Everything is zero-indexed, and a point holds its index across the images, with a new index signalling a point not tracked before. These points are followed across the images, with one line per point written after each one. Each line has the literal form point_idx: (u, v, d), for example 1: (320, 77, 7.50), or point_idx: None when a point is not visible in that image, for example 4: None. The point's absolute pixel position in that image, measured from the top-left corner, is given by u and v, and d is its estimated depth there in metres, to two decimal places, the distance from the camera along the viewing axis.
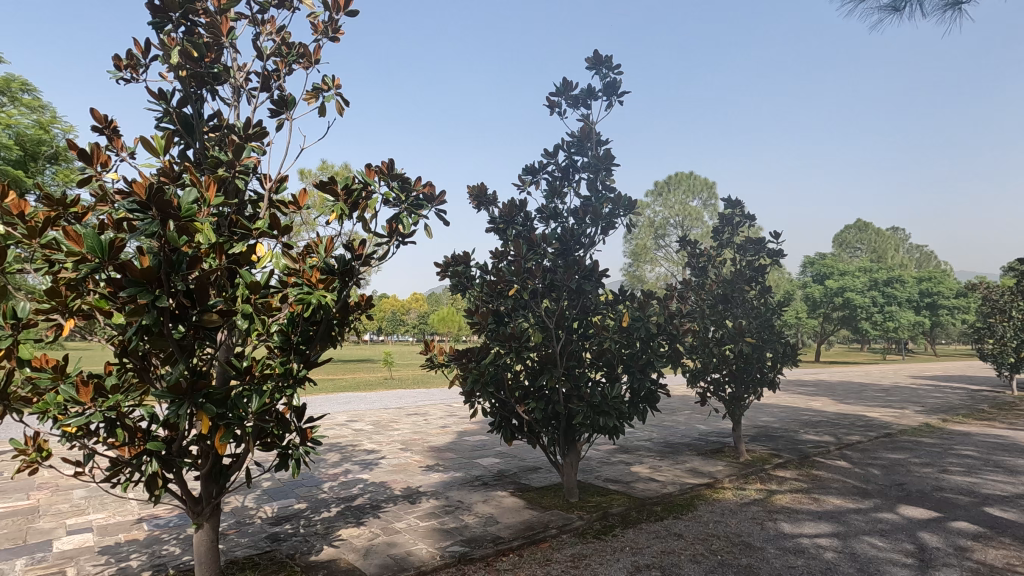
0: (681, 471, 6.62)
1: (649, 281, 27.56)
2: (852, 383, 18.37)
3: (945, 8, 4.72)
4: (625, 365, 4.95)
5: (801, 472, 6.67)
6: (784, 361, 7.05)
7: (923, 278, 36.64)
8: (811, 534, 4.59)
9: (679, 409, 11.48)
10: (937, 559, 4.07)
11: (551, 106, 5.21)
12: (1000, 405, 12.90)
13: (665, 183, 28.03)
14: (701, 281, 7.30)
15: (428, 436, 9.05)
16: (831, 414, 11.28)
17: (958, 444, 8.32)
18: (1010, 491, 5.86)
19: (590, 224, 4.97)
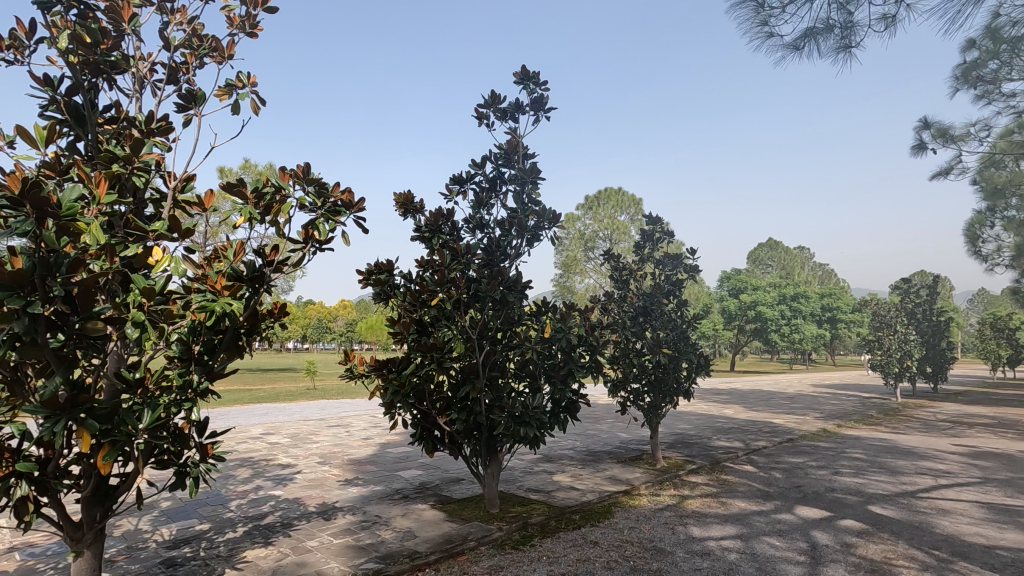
0: (601, 479, 6.78)
1: (578, 292, 28.20)
2: (761, 392, 19.60)
3: (838, 51, 5.18)
4: (547, 376, 5.07)
5: (711, 477, 7.02)
6: (698, 371, 7.40)
7: (825, 294, 39.72)
8: (718, 537, 4.82)
9: (602, 418, 11.79)
10: (826, 556, 4.39)
11: (479, 117, 5.22)
12: (886, 410, 14.19)
13: (595, 197, 28.94)
14: (623, 294, 7.53)
15: (349, 448, 8.75)
16: (741, 420, 11.97)
17: (849, 448, 9.07)
18: (890, 490, 6.46)
19: (516, 235, 5.00)
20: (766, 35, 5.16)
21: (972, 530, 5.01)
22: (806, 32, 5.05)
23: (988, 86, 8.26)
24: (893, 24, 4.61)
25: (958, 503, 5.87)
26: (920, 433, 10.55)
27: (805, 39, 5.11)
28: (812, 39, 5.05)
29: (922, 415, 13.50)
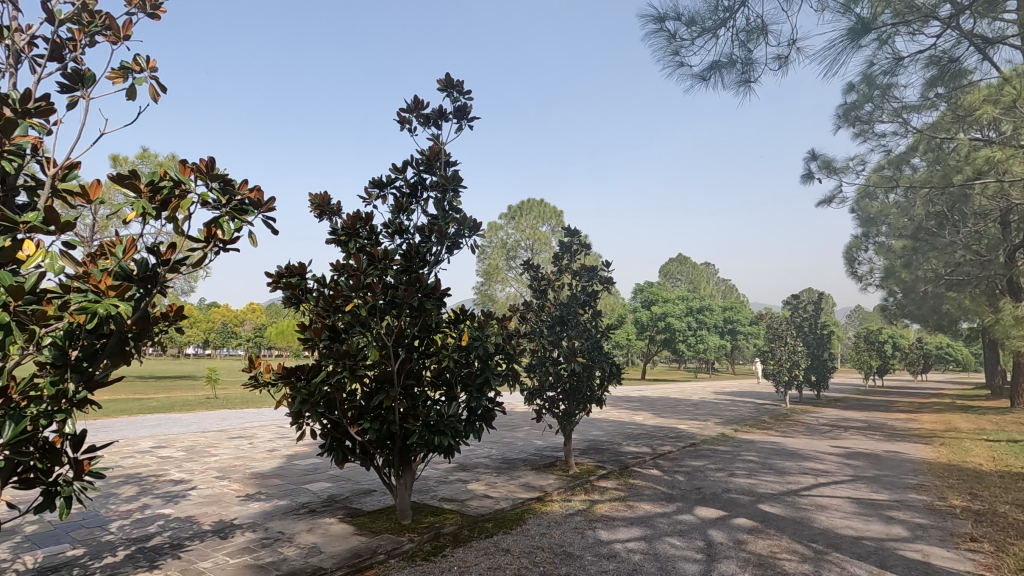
0: (515, 487, 6.84)
1: (499, 301, 28.38)
2: (668, 399, 20.65)
3: (740, 85, 5.63)
4: (464, 384, 5.03)
5: (620, 482, 7.31)
6: (611, 379, 7.67)
7: (728, 307, 42.65)
8: (623, 539, 5.02)
9: (518, 426, 11.91)
10: (720, 553, 4.70)
11: (402, 122, 5.14)
12: (777, 416, 15.44)
13: (518, 208, 29.38)
14: (541, 303, 7.66)
15: (252, 461, 8.23)
16: (649, 427, 12.55)
17: (744, 451, 9.78)
18: (777, 489, 7.03)
19: (435, 242, 4.94)
20: (677, 64, 5.50)
21: (843, 523, 5.57)
22: (712, 64, 5.45)
23: (863, 126, 9.30)
24: (785, 64, 5.09)
25: (833, 500, 6.50)
26: (804, 437, 11.58)
27: (711, 71, 5.51)
28: (717, 72, 5.46)
29: (806, 419, 14.84)
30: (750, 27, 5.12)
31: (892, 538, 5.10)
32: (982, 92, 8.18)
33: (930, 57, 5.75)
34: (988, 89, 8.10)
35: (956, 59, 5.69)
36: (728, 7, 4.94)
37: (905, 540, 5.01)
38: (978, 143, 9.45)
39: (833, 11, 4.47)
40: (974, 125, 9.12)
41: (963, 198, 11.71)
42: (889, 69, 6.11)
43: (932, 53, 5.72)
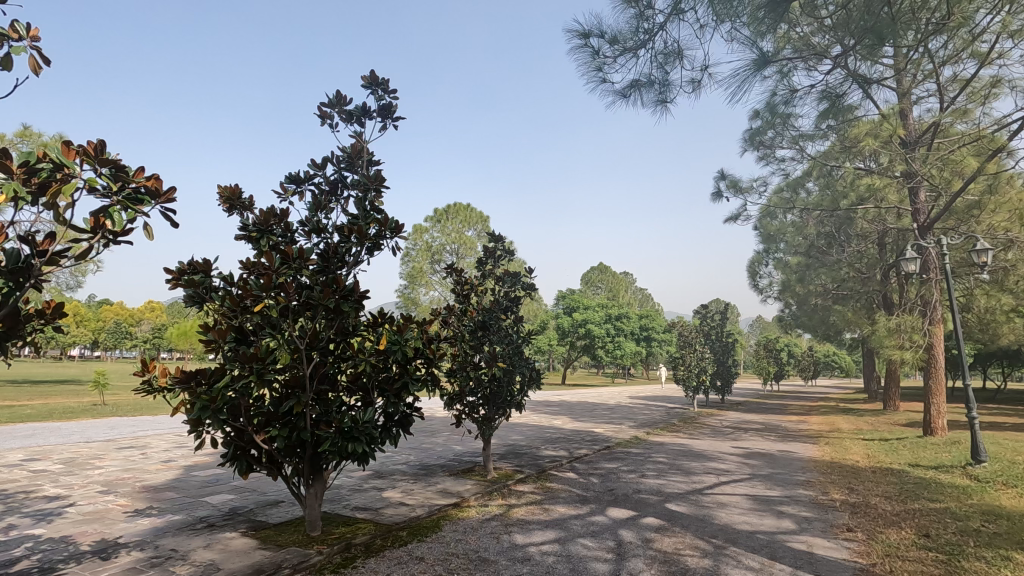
0: (432, 493, 6.74)
1: (422, 304, 27.93)
2: (586, 403, 21.25)
3: (657, 105, 5.92)
4: (380, 389, 4.86)
5: (537, 486, 7.41)
6: (530, 384, 7.81)
7: (644, 315, 44.57)
8: (538, 542, 5.09)
9: (438, 432, 11.78)
10: (629, 551, 4.88)
11: (322, 116, 4.93)
12: (685, 419, 16.34)
13: (444, 211, 29.16)
14: (464, 308, 7.60)
15: (143, 473, 7.55)
16: (567, 431, 12.84)
17: (655, 453, 10.26)
18: (683, 488, 7.43)
19: (355, 243, 4.76)
20: (600, 80, 5.69)
21: (741, 519, 5.97)
22: (632, 82, 5.69)
23: (766, 150, 10.07)
24: (698, 88, 5.41)
25: (733, 497, 6.96)
26: (709, 438, 12.32)
27: (632, 89, 5.75)
28: (637, 91, 5.70)
29: (712, 422, 15.81)
30: (667, 50, 5.41)
31: (783, 531, 5.53)
32: (865, 126, 9.13)
33: (822, 91, 6.33)
34: (869, 124, 9.06)
35: (844, 95, 6.30)
36: (648, 30, 5.18)
37: (793, 533, 5.46)
38: (861, 171, 10.53)
39: (741, 43, 4.81)
40: (858, 155, 10.14)
41: (847, 221, 12.99)
42: (788, 99, 6.67)
43: (824, 89, 6.31)
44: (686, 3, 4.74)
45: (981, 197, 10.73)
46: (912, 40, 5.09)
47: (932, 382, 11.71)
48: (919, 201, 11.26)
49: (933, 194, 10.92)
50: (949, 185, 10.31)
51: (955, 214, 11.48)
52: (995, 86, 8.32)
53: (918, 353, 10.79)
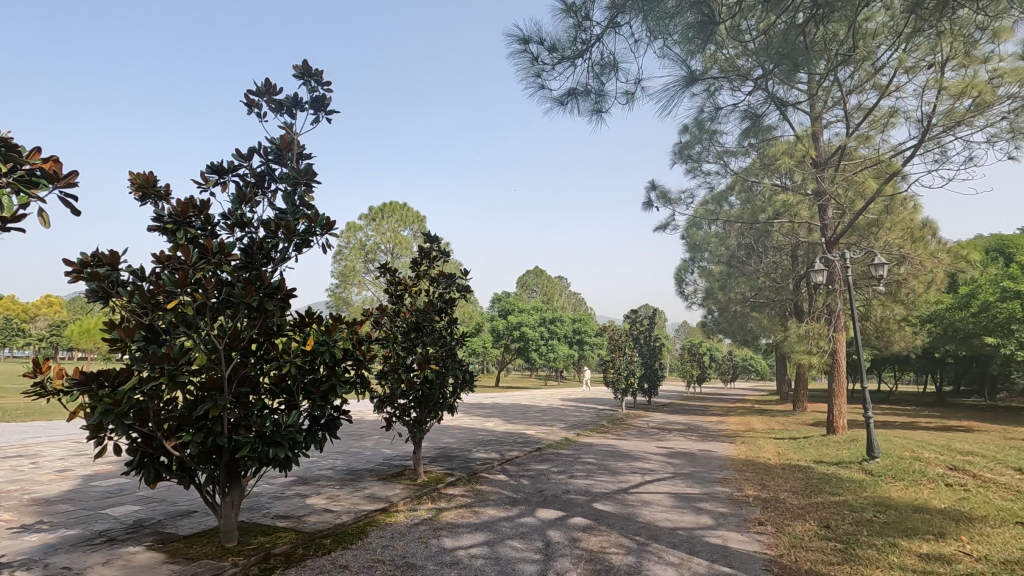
0: (358, 498, 6.55)
1: (354, 304, 27.11)
2: (519, 405, 21.41)
3: (593, 114, 6.06)
4: (306, 392, 4.65)
5: (467, 488, 7.38)
6: (463, 387, 7.76)
7: (577, 319, 45.57)
8: (467, 546, 5.05)
9: (367, 435, 11.47)
10: (556, 551, 4.95)
11: (249, 104, 4.65)
12: (613, 420, 16.86)
13: (380, 209, 28.55)
14: (397, 308, 7.44)
15: (32, 485, 6.84)
16: (499, 433, 12.89)
17: (583, 454, 10.49)
18: (610, 488, 7.64)
19: (283, 239, 4.53)
20: (538, 86, 5.77)
21: (662, 516, 6.22)
22: (569, 91, 5.81)
23: (693, 163, 10.57)
24: (632, 100, 5.61)
25: (656, 495, 7.23)
26: (635, 439, 12.75)
27: (568, 97, 5.87)
28: (573, 99, 5.83)
29: (638, 423, 16.39)
30: (603, 62, 5.57)
31: (700, 526, 5.81)
32: (782, 146, 9.77)
33: (744, 111, 6.72)
34: (786, 144, 9.72)
35: (763, 115, 6.72)
36: (585, 40, 5.31)
37: (710, 528, 5.74)
38: (777, 188, 11.29)
39: (671, 60, 5.02)
40: (775, 172, 10.84)
41: (765, 233, 13.85)
42: (713, 116, 7.03)
43: (746, 108, 6.70)
44: (623, 17, 4.89)
45: (879, 215, 11.79)
46: (823, 69, 5.51)
47: (835, 385, 12.71)
48: (827, 217, 12.20)
49: (839, 211, 11.88)
50: (852, 204, 11.25)
51: (857, 231, 12.54)
52: (892, 116, 9.18)
53: (823, 357, 11.68)
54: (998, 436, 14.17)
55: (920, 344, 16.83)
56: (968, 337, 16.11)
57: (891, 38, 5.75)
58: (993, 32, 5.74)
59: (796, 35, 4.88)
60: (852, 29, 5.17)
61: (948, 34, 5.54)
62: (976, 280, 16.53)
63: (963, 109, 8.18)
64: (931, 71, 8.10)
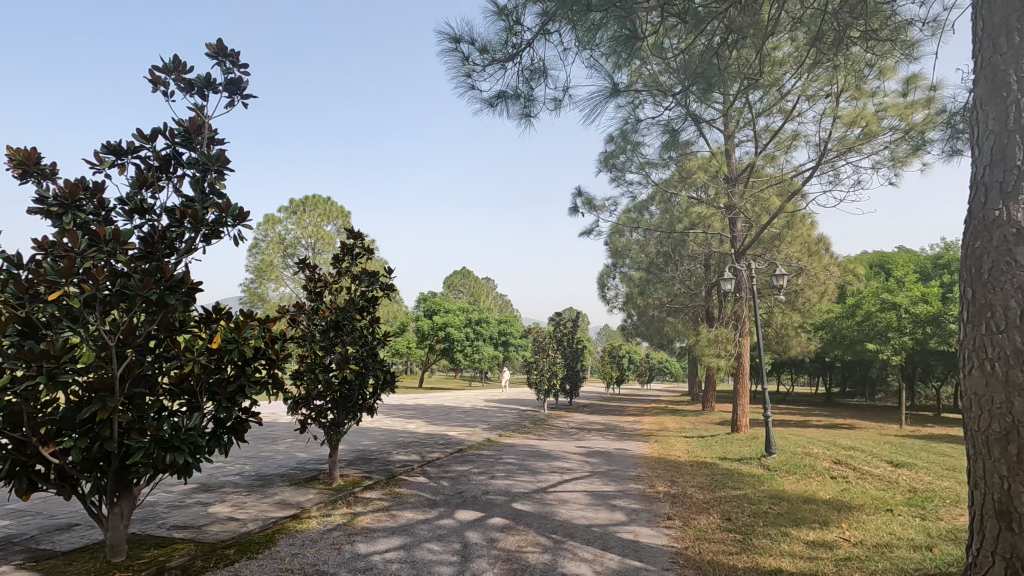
0: (267, 505, 6.21)
1: (270, 301, 25.73)
2: (442, 407, 21.20)
3: (523, 118, 6.12)
4: (211, 393, 4.33)
5: (385, 492, 7.20)
6: (384, 388, 7.55)
7: (503, 321, 45.85)
8: (382, 550, 4.93)
9: (280, 438, 10.92)
10: (474, 553, 4.94)
11: (154, 81, 4.20)
12: (535, 421, 17.10)
13: (301, 202, 27.36)
14: (316, 306, 7.13)
15: None
16: (421, 435, 12.71)
17: (505, 454, 10.58)
18: (529, 488, 7.74)
19: (188, 228, 4.18)
20: (468, 86, 5.75)
21: (579, 514, 6.38)
22: (499, 93, 5.84)
23: (618, 172, 10.95)
24: (560, 107, 5.73)
25: (573, 494, 7.41)
26: (555, 439, 13.00)
27: (498, 99, 5.90)
28: (503, 101, 5.86)
29: (559, 424, 16.74)
30: (533, 67, 5.64)
31: (613, 523, 6.02)
32: (698, 160, 10.33)
33: (664, 125, 7.05)
34: (702, 159, 10.29)
35: (681, 130, 7.07)
36: (516, 44, 5.36)
37: (623, 524, 5.96)
38: (693, 201, 11.94)
39: (598, 71, 5.16)
40: (692, 186, 11.47)
41: (681, 242, 14.60)
42: (636, 128, 7.32)
43: (666, 123, 7.03)
44: (552, 25, 4.98)
45: (781, 230, 12.78)
46: (736, 91, 5.88)
47: (739, 386, 13.60)
48: (737, 230, 13.05)
49: (747, 225, 12.74)
50: (758, 218, 12.12)
51: (762, 244, 13.51)
52: (794, 139, 9.99)
53: (730, 360, 12.46)
54: (875, 432, 15.75)
55: (812, 349, 18.41)
56: (853, 343, 17.81)
57: (794, 67, 6.24)
58: (880, 69, 6.38)
59: (712, 56, 5.18)
60: (761, 55, 5.57)
61: (843, 68, 6.09)
62: (860, 292, 18.33)
63: (854, 136, 9.04)
64: (828, 101, 8.89)
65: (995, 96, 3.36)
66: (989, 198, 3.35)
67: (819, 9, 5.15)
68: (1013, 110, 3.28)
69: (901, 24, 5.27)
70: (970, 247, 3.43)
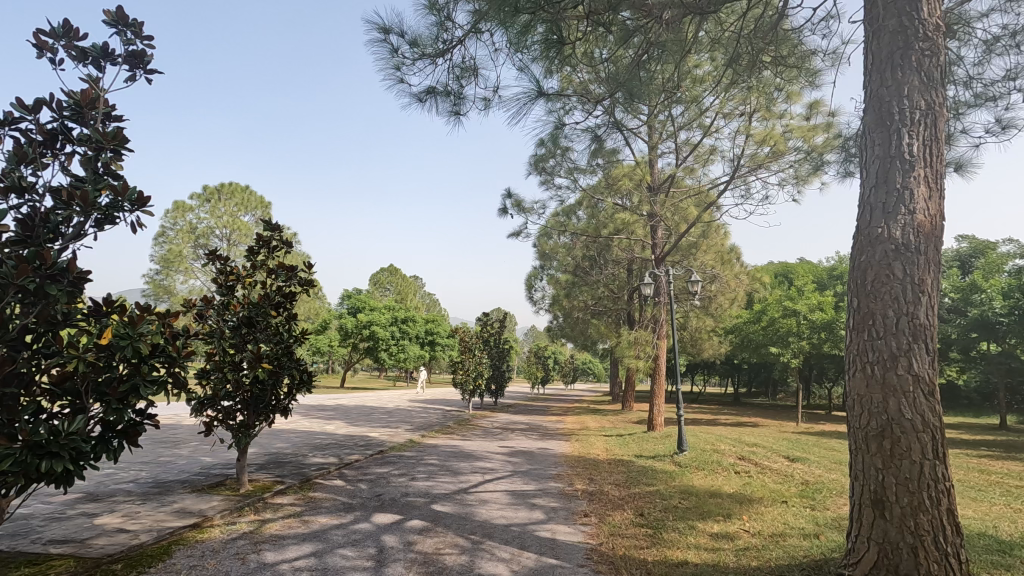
0: (164, 514, 5.74)
1: (177, 294, 23.95)
2: (363, 407, 20.61)
3: (452, 116, 6.05)
4: (98, 394, 3.88)
5: (297, 496, 6.88)
6: (299, 388, 7.18)
7: (430, 320, 45.34)
8: (291, 558, 4.70)
9: (183, 442, 10.17)
10: (389, 557, 4.82)
11: (40, 46, 3.67)
12: (459, 421, 17.02)
13: (216, 190, 25.67)
14: (226, 301, 6.67)
15: None
16: (339, 436, 12.29)
17: (426, 455, 10.43)
18: (449, 488, 7.67)
19: (75, 212, 3.72)
20: (397, 79, 5.62)
21: (498, 513, 6.40)
22: (429, 89, 5.74)
23: (547, 176, 11.11)
24: (489, 107, 5.72)
25: (494, 493, 7.43)
26: (478, 439, 12.96)
27: (427, 95, 5.80)
28: (432, 97, 5.77)
29: (483, 423, 16.76)
30: (464, 65, 5.60)
31: (532, 521, 6.09)
32: (624, 168, 10.67)
33: (591, 133, 7.20)
34: (627, 167, 10.66)
35: (606, 138, 7.27)
36: (447, 41, 5.30)
37: (541, 522, 6.05)
38: (618, 207, 12.34)
39: (526, 74, 5.21)
40: (617, 194, 11.88)
41: (606, 247, 15.03)
42: (565, 134, 7.46)
43: (594, 131, 7.19)
44: (484, 25, 4.96)
45: (697, 238, 13.48)
46: (659, 103, 6.12)
47: (656, 386, 14.20)
48: (657, 237, 13.67)
49: (667, 233, 13.36)
50: (677, 227, 12.71)
51: (681, 251, 14.20)
52: (712, 153, 10.57)
53: (648, 361, 12.97)
54: (775, 430, 16.97)
55: (722, 352, 19.56)
56: (758, 346, 19.10)
57: (713, 85, 6.60)
58: (788, 94, 6.87)
59: (638, 69, 5.36)
60: (684, 71, 5.82)
61: (756, 89, 6.49)
62: (766, 300, 19.71)
63: (764, 154, 9.69)
64: (742, 119, 9.48)
65: (881, 125, 3.71)
66: (873, 217, 3.68)
67: (736, 33, 5.47)
68: (894, 138, 3.64)
69: (806, 53, 5.71)
70: (857, 260, 3.75)
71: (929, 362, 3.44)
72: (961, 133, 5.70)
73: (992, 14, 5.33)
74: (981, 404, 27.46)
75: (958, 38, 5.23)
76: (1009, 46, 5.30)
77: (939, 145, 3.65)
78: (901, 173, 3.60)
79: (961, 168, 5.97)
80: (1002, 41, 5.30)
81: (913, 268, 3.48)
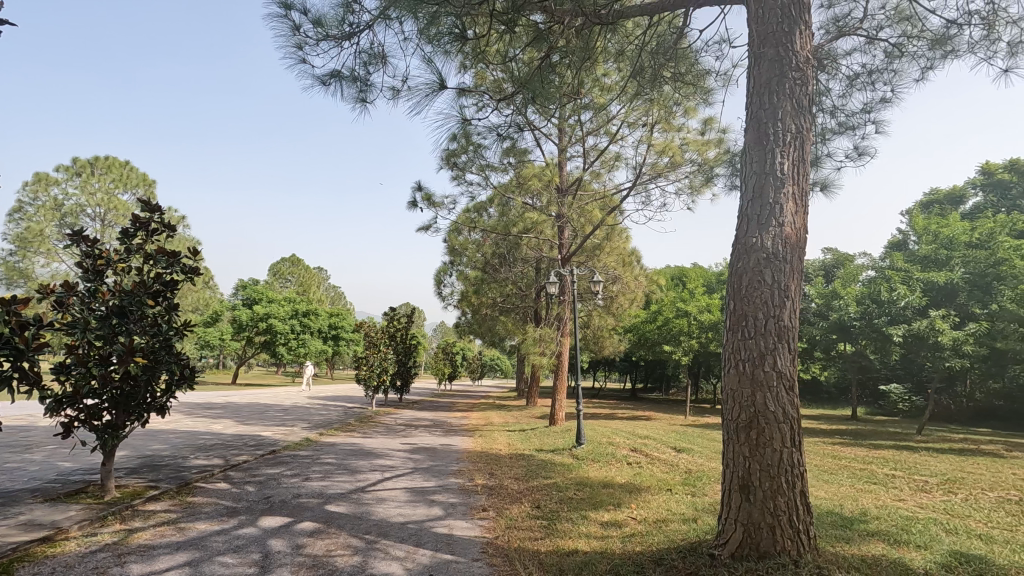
0: (6, 528, 5.04)
1: (36, 278, 21.14)
2: (257, 404, 19.39)
3: (358, 101, 5.81)
4: None
5: (174, 502, 6.33)
6: (179, 385, 6.58)
7: (334, 314, 43.57)
8: (161, 570, 4.31)
9: (36, 445, 8.99)
10: (274, 562, 4.56)
11: None
12: (361, 418, 16.53)
13: (89, 163, 23.00)
14: (93, 288, 5.96)
15: None
16: (227, 435, 11.46)
17: (323, 453, 10.01)
18: (346, 488, 7.41)
19: None
20: (298, 59, 5.33)
21: (396, 511, 6.29)
22: (333, 72, 5.50)
23: (458, 171, 11.05)
24: (397, 96, 5.56)
25: (392, 491, 7.28)
26: (380, 437, 12.63)
27: (332, 78, 5.55)
28: (335, 79, 5.51)
29: (386, 421, 16.36)
30: (371, 52, 5.43)
31: (429, 518, 6.04)
32: (534, 168, 10.82)
33: (503, 132, 7.25)
34: (537, 168, 10.83)
35: (518, 138, 7.36)
36: (353, 23, 5.08)
37: (438, 519, 6.02)
38: (527, 206, 12.49)
39: (431, 68, 5.11)
40: (526, 193, 12.05)
41: (515, 246, 15.22)
42: (476, 131, 7.44)
43: (505, 129, 7.25)
44: (392, 12, 4.81)
45: (602, 240, 14.03)
46: (566, 106, 6.29)
47: (559, 382, 14.64)
48: (564, 237, 14.04)
49: (573, 234, 13.77)
50: (583, 228, 13.15)
51: (585, 252, 14.71)
52: (616, 160, 11.06)
53: (552, 358, 13.33)
54: (665, 422, 18.13)
55: (622, 350, 20.57)
56: (653, 344, 20.29)
57: (618, 95, 6.87)
58: (685, 108, 7.32)
59: (547, 71, 5.46)
60: (592, 77, 6.01)
61: (657, 102, 6.84)
62: (661, 301, 20.99)
63: (662, 164, 10.29)
64: (644, 130, 9.99)
65: (759, 144, 4.05)
66: (749, 228, 4.02)
67: (639, 46, 5.74)
68: (769, 157, 4.00)
69: (701, 72, 6.13)
70: (735, 266, 4.08)
71: (790, 360, 3.84)
72: (826, 157, 6.39)
73: (854, 53, 6.03)
74: (837, 398, 31.17)
75: (827, 72, 5.86)
76: (866, 83, 6.02)
77: (805, 166, 4.07)
78: (773, 188, 3.97)
79: (825, 188, 6.69)
80: (861, 78, 6.02)
81: (781, 275, 3.86)
